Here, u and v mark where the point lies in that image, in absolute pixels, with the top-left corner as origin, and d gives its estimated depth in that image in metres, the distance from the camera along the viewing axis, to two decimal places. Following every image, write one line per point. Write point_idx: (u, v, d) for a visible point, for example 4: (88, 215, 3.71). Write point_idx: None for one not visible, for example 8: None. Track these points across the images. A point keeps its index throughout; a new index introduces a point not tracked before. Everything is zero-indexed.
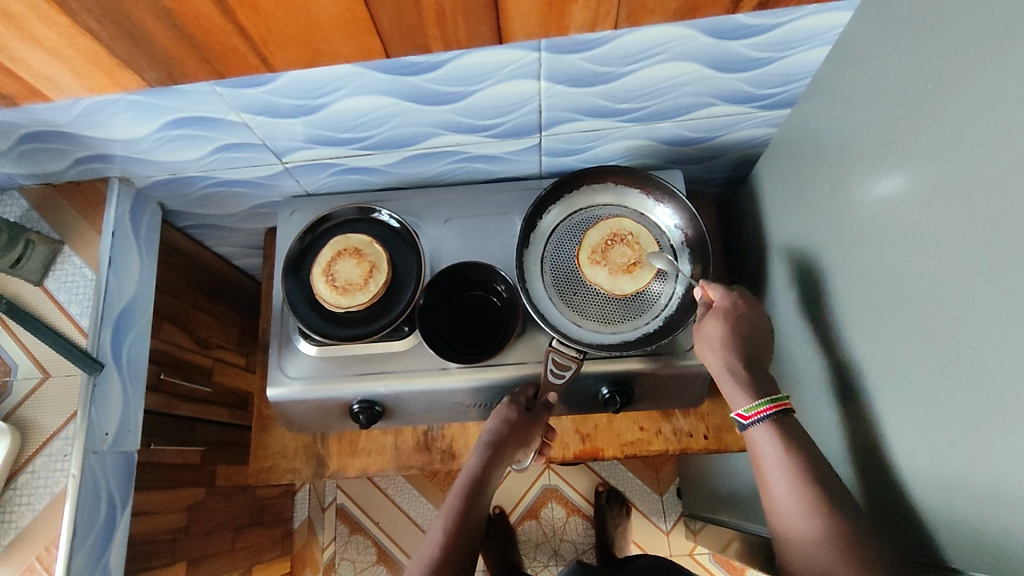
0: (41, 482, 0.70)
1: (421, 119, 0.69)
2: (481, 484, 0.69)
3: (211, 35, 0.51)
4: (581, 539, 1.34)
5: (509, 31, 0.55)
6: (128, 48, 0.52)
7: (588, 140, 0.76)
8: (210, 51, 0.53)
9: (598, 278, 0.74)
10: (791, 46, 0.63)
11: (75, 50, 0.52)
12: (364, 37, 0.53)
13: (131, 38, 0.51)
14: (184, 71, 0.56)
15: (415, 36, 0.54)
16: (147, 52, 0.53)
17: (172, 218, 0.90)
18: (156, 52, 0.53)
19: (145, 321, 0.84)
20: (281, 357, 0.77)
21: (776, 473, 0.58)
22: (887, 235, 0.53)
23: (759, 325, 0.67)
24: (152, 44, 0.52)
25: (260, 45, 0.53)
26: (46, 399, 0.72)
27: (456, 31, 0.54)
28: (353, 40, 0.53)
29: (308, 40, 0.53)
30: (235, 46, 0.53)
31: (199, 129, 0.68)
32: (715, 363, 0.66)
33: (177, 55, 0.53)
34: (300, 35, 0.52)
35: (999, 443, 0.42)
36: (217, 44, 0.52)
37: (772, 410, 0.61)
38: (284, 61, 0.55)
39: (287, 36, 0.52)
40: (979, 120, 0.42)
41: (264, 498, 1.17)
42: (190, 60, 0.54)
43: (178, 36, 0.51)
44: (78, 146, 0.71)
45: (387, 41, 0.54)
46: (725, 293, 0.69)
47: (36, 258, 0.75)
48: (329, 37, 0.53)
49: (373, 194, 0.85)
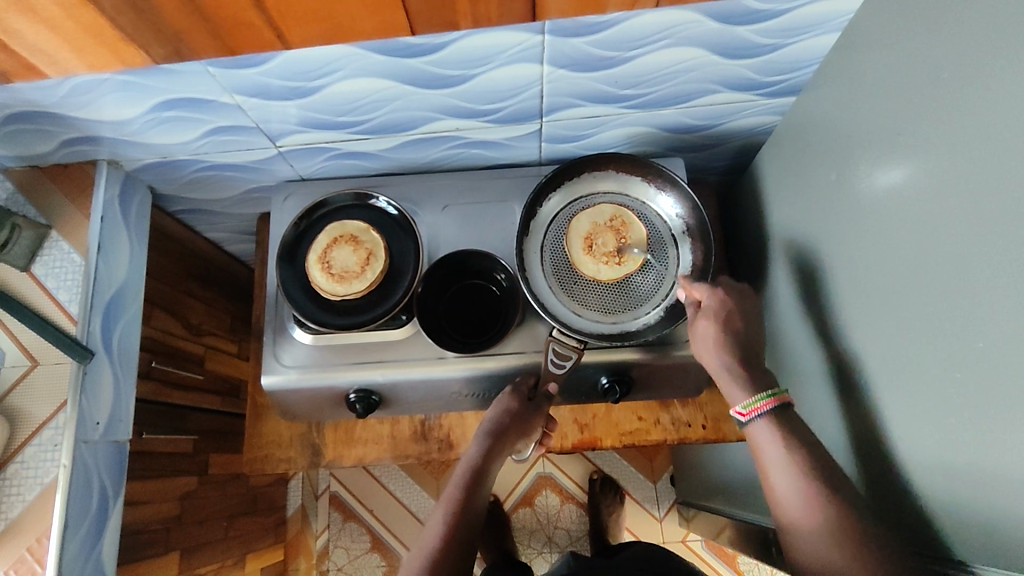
0: (31, 473, 0.69)
1: (420, 103, 0.67)
2: (481, 476, 0.68)
3: (223, 7, 0.48)
4: (576, 526, 1.35)
5: (543, 9, 0.53)
6: (134, 20, 0.50)
7: (590, 126, 0.75)
8: (223, 26, 0.51)
9: (582, 225, 0.75)
10: (799, 32, 0.61)
11: (75, 21, 0.49)
12: (392, 13, 0.51)
13: (138, 10, 0.48)
14: (194, 49, 0.54)
15: (443, 11, 0.51)
16: (156, 25, 0.50)
17: (163, 202, 0.87)
18: (163, 26, 0.51)
19: (136, 307, 0.82)
20: (276, 345, 0.75)
21: (774, 459, 0.57)
22: (893, 225, 0.52)
23: (750, 317, 0.67)
24: (158, 17, 0.49)
25: (278, 18, 0.50)
26: (34, 387, 0.71)
27: (488, 7, 0.51)
28: (375, 15, 0.51)
29: (332, 15, 0.50)
30: (251, 20, 0.50)
31: (190, 111, 0.66)
32: (713, 366, 0.65)
33: (185, 31, 0.51)
34: (321, 9, 0.50)
35: (1007, 441, 0.41)
36: (231, 19, 0.50)
37: (770, 405, 0.60)
38: (303, 37, 0.53)
39: (306, 9, 0.49)
40: (994, 111, 0.41)
41: (257, 487, 1.16)
42: (199, 36, 0.52)
43: (189, 9, 0.48)
44: (66, 127, 0.68)
45: (414, 18, 0.52)
46: (710, 292, 0.68)
47: (22, 244, 0.72)
48: (354, 13, 0.51)
49: (369, 180, 0.83)
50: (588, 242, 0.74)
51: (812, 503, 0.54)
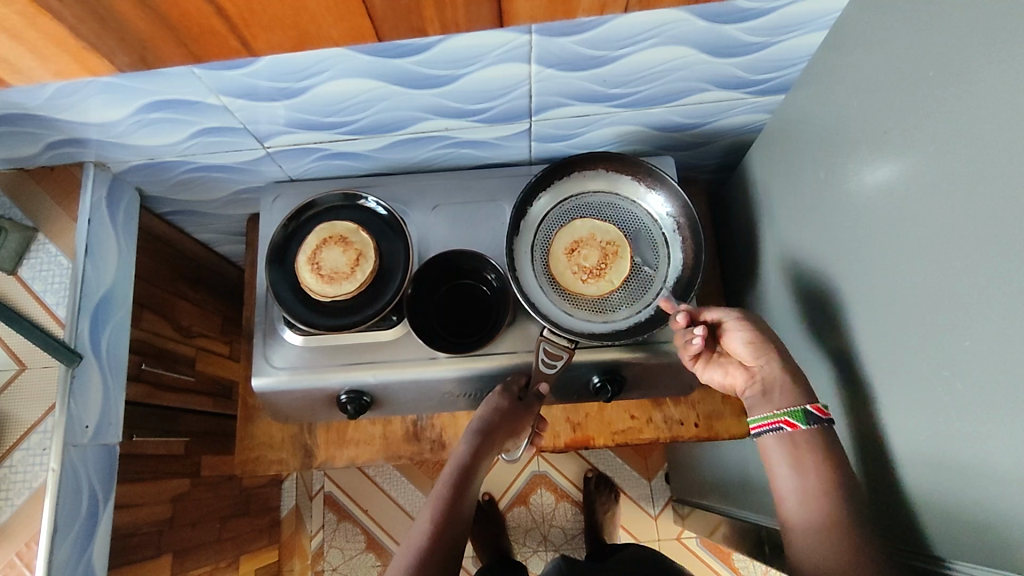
0: (18, 477, 0.68)
1: (407, 104, 0.67)
2: (469, 475, 0.68)
3: (186, 16, 0.48)
4: (570, 524, 1.35)
5: (511, 14, 0.53)
6: (96, 29, 0.49)
7: (579, 125, 0.75)
8: (187, 33, 0.50)
9: (580, 232, 0.75)
10: (788, 30, 0.61)
11: (38, 30, 0.49)
12: (358, 19, 0.51)
13: (100, 19, 0.48)
14: (158, 55, 0.53)
15: (410, 19, 0.51)
16: (119, 33, 0.50)
17: (151, 204, 0.87)
18: (128, 34, 0.50)
19: (125, 310, 0.81)
20: (266, 347, 0.75)
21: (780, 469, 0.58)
22: (883, 224, 0.52)
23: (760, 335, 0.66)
24: (121, 24, 0.49)
25: (242, 26, 0.50)
26: (23, 392, 0.70)
27: (454, 13, 0.52)
28: (341, 22, 0.51)
29: (296, 23, 0.50)
30: (214, 28, 0.50)
31: (176, 112, 0.66)
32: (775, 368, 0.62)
33: (152, 39, 0.51)
34: (287, 16, 0.49)
35: (994, 441, 0.41)
36: (194, 27, 0.50)
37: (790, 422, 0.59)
38: (267, 44, 0.53)
39: (271, 17, 0.49)
40: (984, 111, 0.41)
41: (250, 488, 1.16)
42: (166, 43, 0.52)
43: (151, 17, 0.48)
44: (51, 129, 0.68)
45: (380, 24, 0.52)
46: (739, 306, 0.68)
47: (10, 246, 0.72)
48: (319, 19, 0.50)
49: (358, 180, 0.83)
50: (574, 245, 0.74)
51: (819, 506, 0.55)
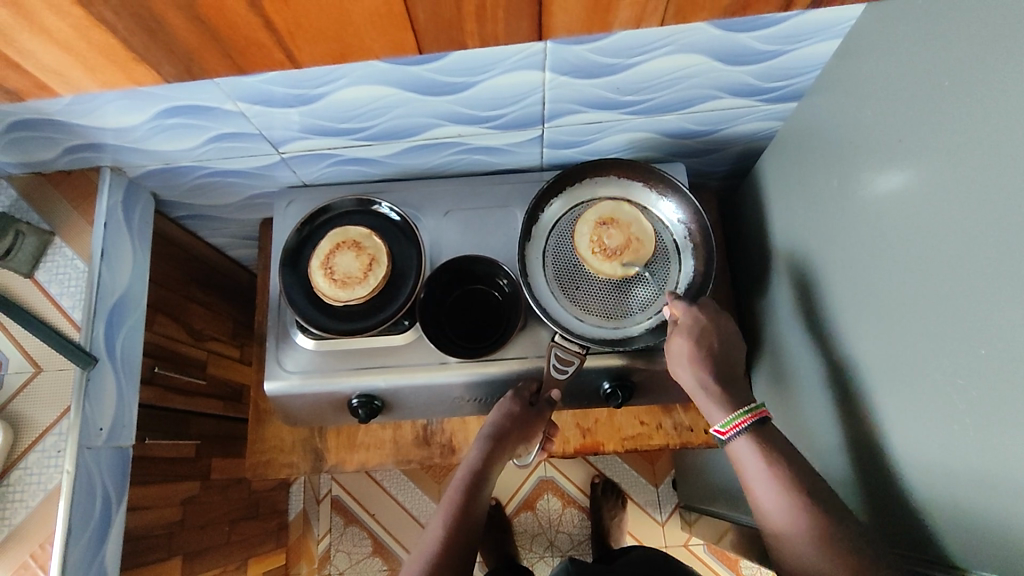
0: (35, 479, 0.69)
1: (422, 110, 0.68)
2: (481, 478, 0.69)
3: (234, 29, 0.49)
4: (577, 530, 1.35)
5: (549, 29, 0.53)
6: (146, 41, 0.50)
7: (591, 132, 0.75)
8: (233, 45, 0.51)
9: (596, 217, 0.74)
10: (800, 39, 0.62)
11: (87, 42, 0.49)
12: (400, 32, 0.51)
13: (149, 32, 0.48)
14: (205, 67, 0.54)
15: (451, 31, 0.51)
16: (167, 44, 0.50)
17: (165, 208, 0.87)
18: (175, 47, 0.51)
19: (139, 313, 0.82)
20: (279, 351, 0.75)
21: (754, 470, 0.58)
22: (894, 230, 0.52)
23: (725, 335, 0.67)
24: (171, 37, 0.49)
25: (288, 39, 0.50)
26: (38, 392, 0.71)
27: (494, 27, 0.51)
28: (385, 36, 0.51)
29: (339, 35, 0.51)
30: (262, 41, 0.50)
31: (193, 118, 0.66)
32: (688, 382, 0.66)
33: (197, 50, 0.51)
34: (330, 30, 0.50)
35: (1009, 450, 0.41)
36: (240, 39, 0.50)
37: (750, 421, 0.61)
38: (311, 57, 0.53)
39: (317, 30, 0.50)
40: (997, 120, 0.41)
41: (258, 492, 1.16)
42: (210, 55, 0.52)
43: (199, 29, 0.48)
44: (69, 134, 0.69)
45: (421, 37, 0.52)
46: (687, 307, 0.68)
47: (26, 249, 0.73)
48: (362, 33, 0.51)
49: (372, 186, 0.83)
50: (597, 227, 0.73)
51: (795, 513, 0.55)
